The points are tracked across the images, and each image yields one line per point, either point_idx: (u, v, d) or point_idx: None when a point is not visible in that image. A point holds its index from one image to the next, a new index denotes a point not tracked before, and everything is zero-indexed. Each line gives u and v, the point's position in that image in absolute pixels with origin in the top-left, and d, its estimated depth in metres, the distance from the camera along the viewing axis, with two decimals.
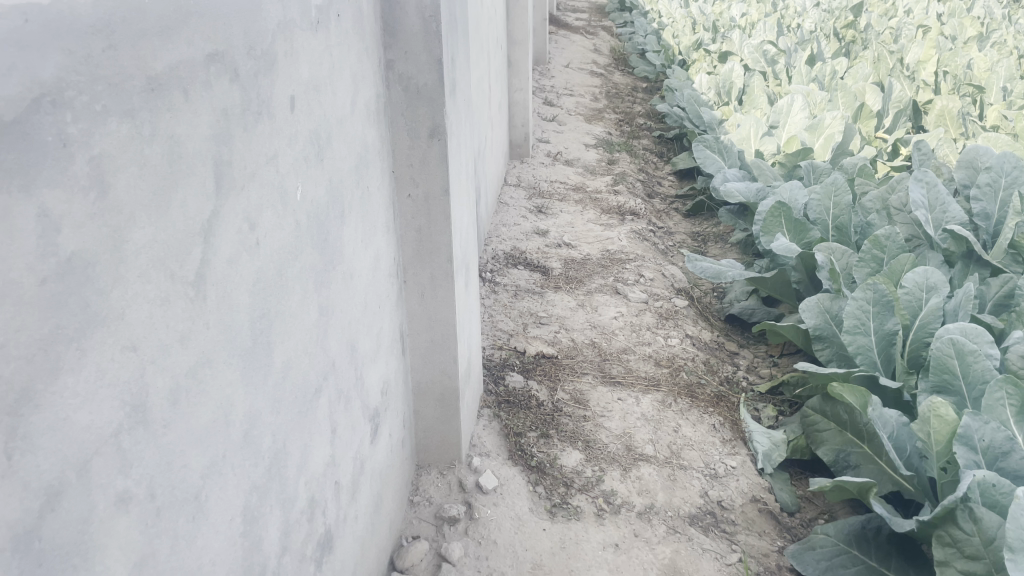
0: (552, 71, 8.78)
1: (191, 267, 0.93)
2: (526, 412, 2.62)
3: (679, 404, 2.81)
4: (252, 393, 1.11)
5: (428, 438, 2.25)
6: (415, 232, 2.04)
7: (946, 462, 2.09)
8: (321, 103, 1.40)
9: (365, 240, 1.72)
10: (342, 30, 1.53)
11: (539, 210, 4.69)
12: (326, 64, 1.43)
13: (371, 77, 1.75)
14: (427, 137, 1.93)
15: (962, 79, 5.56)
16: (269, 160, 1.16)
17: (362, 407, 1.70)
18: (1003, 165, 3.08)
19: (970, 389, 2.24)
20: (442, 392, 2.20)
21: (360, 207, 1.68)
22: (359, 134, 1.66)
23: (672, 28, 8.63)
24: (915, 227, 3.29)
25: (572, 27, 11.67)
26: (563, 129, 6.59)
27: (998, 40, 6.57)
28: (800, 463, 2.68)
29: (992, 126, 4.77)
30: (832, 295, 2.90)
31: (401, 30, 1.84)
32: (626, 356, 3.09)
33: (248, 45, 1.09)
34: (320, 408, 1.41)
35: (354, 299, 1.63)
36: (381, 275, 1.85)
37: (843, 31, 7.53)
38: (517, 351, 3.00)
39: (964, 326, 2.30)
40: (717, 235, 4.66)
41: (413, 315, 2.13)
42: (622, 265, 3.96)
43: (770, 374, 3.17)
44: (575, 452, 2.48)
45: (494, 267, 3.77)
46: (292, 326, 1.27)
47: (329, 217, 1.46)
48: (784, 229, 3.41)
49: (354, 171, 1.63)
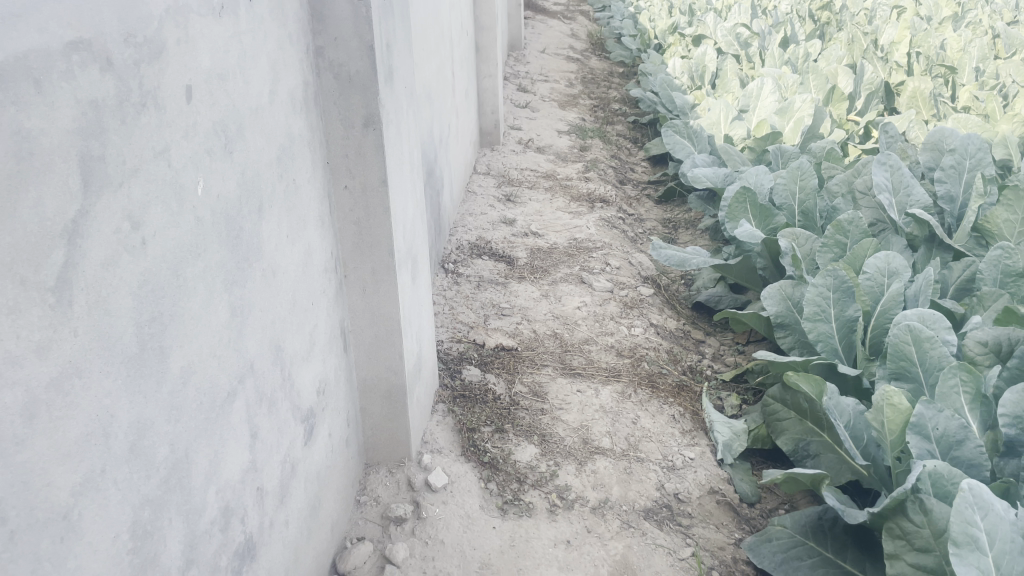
0: (527, 57, 8.68)
1: (51, 273, 0.87)
2: (482, 406, 2.57)
3: (639, 395, 2.76)
4: (140, 402, 1.05)
5: (376, 436, 2.20)
6: (353, 225, 1.97)
7: (901, 451, 2.06)
8: (228, 92, 1.33)
9: (292, 236, 1.66)
10: (257, 15, 1.46)
11: (507, 198, 4.63)
12: (235, 52, 1.36)
13: (297, 65, 1.68)
14: (362, 127, 1.86)
15: (935, 59, 5.52)
16: (157, 154, 1.09)
17: (292, 409, 1.64)
18: (968, 147, 3.04)
19: (927, 376, 2.20)
20: (388, 388, 2.14)
21: (286, 202, 1.62)
22: (281, 124, 1.59)
23: (648, 12, 8.56)
24: (880, 212, 3.25)
25: (549, 12, 11.56)
26: (536, 116, 6.51)
27: (973, 20, 6.54)
28: (762, 452, 2.64)
29: (964, 106, 4.73)
30: (794, 282, 2.86)
31: (330, 16, 1.77)
32: (587, 347, 3.04)
33: (127, 32, 1.01)
34: (235, 412, 1.36)
35: (278, 297, 1.57)
36: (314, 271, 1.79)
37: (818, 13, 7.48)
38: (476, 343, 2.94)
39: (921, 312, 2.26)
40: (688, 222, 4.62)
41: (354, 311, 2.07)
42: (588, 253, 3.90)
43: (735, 362, 3.13)
44: (531, 446, 2.43)
45: (458, 257, 3.70)
46: (194, 328, 1.20)
47: (242, 213, 1.39)
48: (748, 215, 3.39)
49: (276, 164, 1.56)
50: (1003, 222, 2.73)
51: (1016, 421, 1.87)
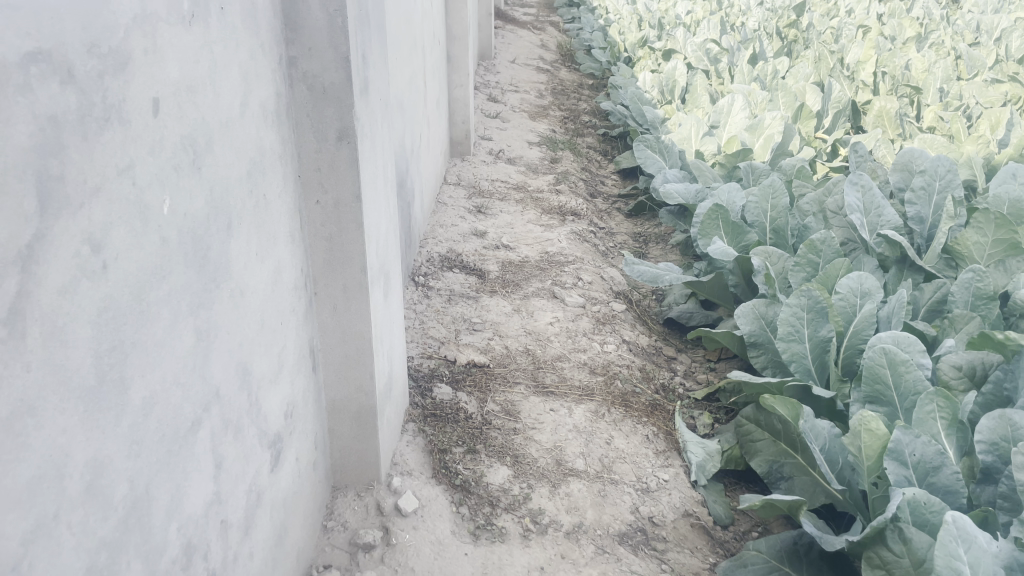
0: (498, 67, 8.66)
1: (3, 303, 0.80)
2: (453, 426, 2.51)
3: (613, 414, 2.72)
4: (97, 437, 0.97)
5: (344, 458, 2.13)
6: (325, 241, 1.91)
7: (877, 476, 2.04)
8: (197, 105, 1.26)
9: (262, 254, 1.59)
10: (229, 24, 1.40)
11: (478, 209, 4.58)
12: (205, 62, 1.29)
13: (269, 75, 1.62)
14: (335, 140, 1.81)
15: (900, 79, 5.61)
16: (121, 171, 1.02)
17: (258, 435, 1.57)
18: (938, 168, 3.06)
19: (902, 400, 2.20)
20: (358, 409, 2.07)
21: (255, 219, 1.55)
22: (252, 137, 1.52)
23: (618, 25, 8.61)
24: (851, 231, 3.26)
25: (519, 22, 11.57)
26: (507, 126, 6.48)
27: (936, 41, 6.67)
28: (735, 473, 2.62)
29: (929, 126, 4.80)
30: (768, 301, 2.85)
31: (303, 25, 1.71)
32: (560, 364, 2.99)
33: (90, 42, 0.95)
34: (199, 442, 1.28)
35: (246, 320, 1.50)
36: (283, 289, 1.72)
37: (786, 30, 7.59)
38: (447, 360, 2.87)
39: (896, 334, 2.26)
40: (658, 236, 4.62)
41: (324, 329, 2.00)
42: (560, 268, 3.87)
43: (707, 380, 3.12)
44: (503, 468, 2.37)
45: (427, 270, 3.64)
46: (157, 355, 1.14)
47: (210, 231, 1.32)
48: (720, 232, 3.39)
49: (247, 179, 1.49)
50: (973, 244, 2.75)
51: (992, 447, 1.87)
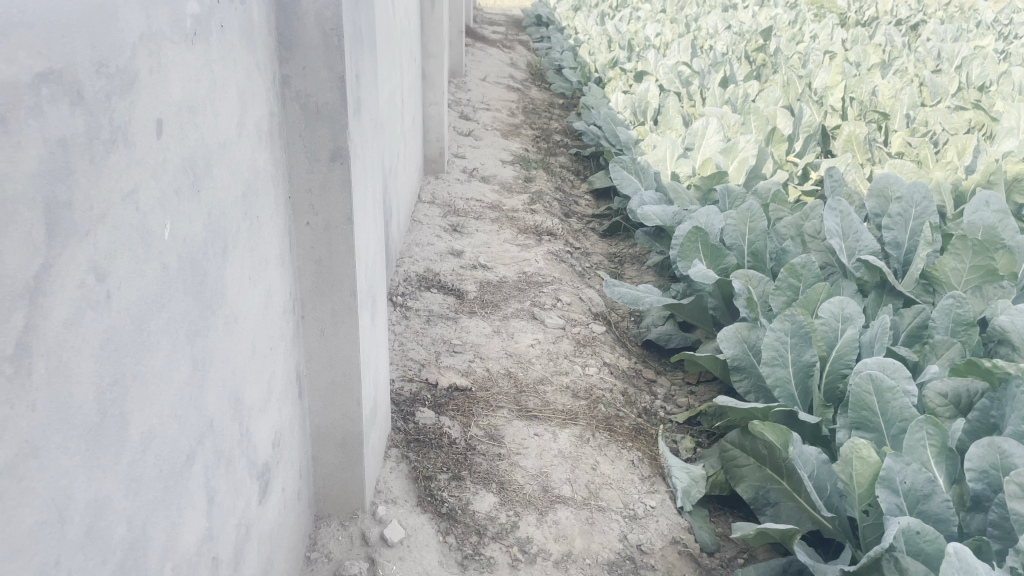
0: (469, 85, 8.66)
1: (8, 339, 0.75)
2: (437, 451, 2.46)
3: (597, 439, 2.70)
4: (98, 477, 0.92)
5: (327, 486, 2.07)
6: (314, 263, 1.86)
7: (867, 504, 2.05)
8: (197, 126, 1.22)
9: (254, 278, 1.54)
10: (228, 42, 1.36)
11: (453, 228, 4.55)
12: (206, 81, 1.25)
13: (264, 95, 1.57)
14: (328, 160, 1.76)
15: (867, 105, 5.72)
16: (126, 196, 0.98)
17: (249, 467, 1.51)
18: (914, 195, 3.10)
19: (889, 426, 2.21)
20: (343, 436, 2.02)
21: (249, 242, 1.50)
22: (247, 158, 1.47)
23: (588, 45, 8.69)
24: (829, 255, 3.29)
25: (488, 40, 11.61)
26: (480, 144, 6.47)
27: (900, 68, 6.82)
28: (719, 498, 2.61)
29: (898, 152, 4.90)
30: (750, 324, 2.85)
31: (298, 44, 1.67)
32: (542, 387, 2.96)
33: (99, 62, 0.91)
34: (194, 477, 1.23)
35: (239, 347, 1.45)
36: (273, 313, 1.67)
37: (754, 54, 7.72)
38: (428, 383, 2.82)
39: (882, 361, 2.27)
40: (633, 257, 4.63)
41: (311, 353, 1.94)
42: (538, 288, 3.85)
43: (687, 404, 3.11)
44: (489, 495, 2.33)
45: (405, 290, 3.59)
46: (157, 386, 1.08)
47: (207, 257, 1.27)
48: (700, 254, 3.39)
49: (242, 202, 1.45)
50: (950, 270, 2.79)
51: (982, 476, 1.88)
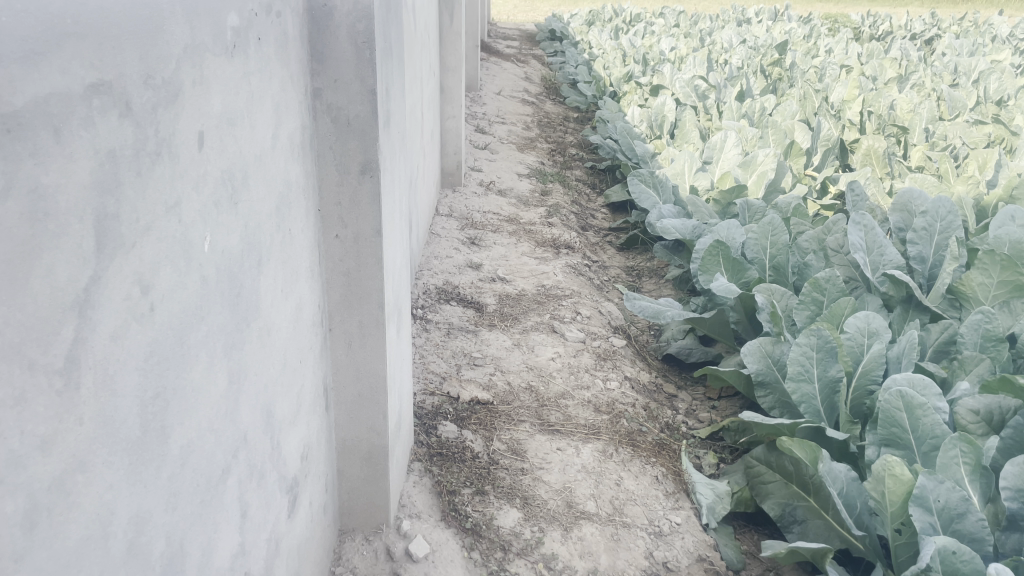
0: (483, 98, 8.68)
1: (60, 351, 0.75)
2: (460, 465, 2.44)
3: (620, 454, 2.67)
4: (140, 491, 0.91)
5: (353, 500, 2.06)
6: (342, 276, 1.85)
7: (901, 523, 2.02)
8: (236, 138, 1.22)
9: (285, 291, 1.53)
10: (264, 55, 1.36)
11: (471, 241, 4.54)
12: (244, 94, 1.25)
13: (297, 107, 1.57)
14: (358, 173, 1.76)
15: (886, 118, 5.70)
16: (169, 208, 0.98)
17: (279, 480, 1.50)
18: (939, 209, 3.07)
19: (919, 443, 2.18)
20: (369, 450, 2.00)
21: (281, 255, 1.49)
22: (281, 170, 1.47)
23: (603, 60, 8.71)
24: (853, 269, 3.26)
25: (503, 54, 11.66)
26: (496, 158, 6.48)
27: (917, 82, 6.79)
28: (745, 515, 2.58)
29: (917, 166, 4.87)
30: (774, 339, 2.82)
31: (330, 57, 1.67)
32: (564, 402, 2.94)
33: (146, 73, 0.91)
34: (228, 491, 1.21)
35: (272, 359, 1.44)
36: (303, 326, 1.66)
37: (769, 68, 7.72)
38: (450, 397, 2.81)
39: (911, 377, 2.24)
40: (651, 270, 4.61)
41: (337, 366, 1.93)
42: (557, 301, 3.83)
43: (709, 419, 3.09)
44: (513, 510, 2.31)
45: (425, 303, 3.58)
46: (194, 399, 1.07)
47: (243, 269, 1.27)
48: (721, 268, 3.38)
49: (275, 214, 1.44)
50: (978, 285, 2.76)
51: (1018, 495, 1.85)
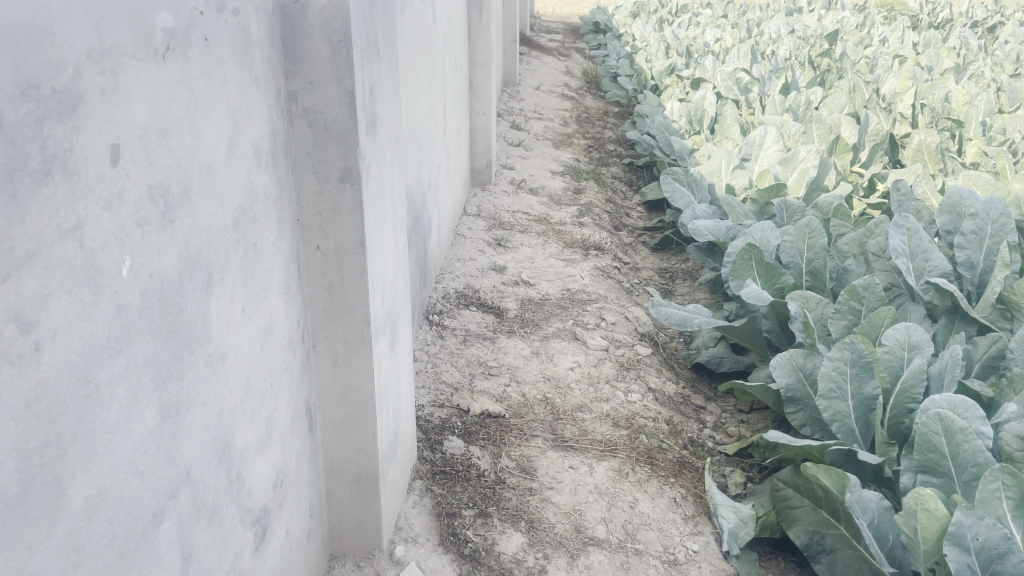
0: (522, 94, 8.53)
1: None
2: (464, 485, 2.32)
3: (637, 474, 2.52)
4: (23, 555, 0.83)
5: (343, 524, 1.95)
6: (325, 290, 1.74)
7: (935, 562, 1.84)
8: (170, 149, 1.11)
9: (249, 310, 1.42)
10: (215, 58, 1.25)
11: (498, 242, 4.42)
12: (183, 100, 1.14)
13: (263, 112, 1.46)
14: (338, 181, 1.65)
15: (940, 111, 5.39)
16: (65, 232, 0.87)
17: (239, 516, 1.39)
18: (990, 211, 2.84)
19: (959, 471, 1.99)
20: (359, 472, 1.89)
21: (242, 272, 1.38)
22: (241, 182, 1.37)
23: (645, 52, 8.48)
24: (894, 275, 3.04)
25: (545, 48, 11.48)
26: (529, 155, 6.34)
27: (975, 72, 6.43)
28: (771, 540, 2.41)
29: (973, 162, 4.58)
30: (806, 351, 2.64)
31: (304, 57, 1.56)
32: (581, 415, 2.80)
33: (26, 83, 0.80)
34: (164, 536, 1.11)
35: (230, 386, 1.34)
36: (275, 345, 1.55)
37: (818, 59, 7.42)
38: (459, 410, 2.69)
39: (952, 399, 2.05)
40: (685, 273, 4.42)
41: (323, 385, 1.83)
42: (582, 306, 3.69)
43: (738, 433, 2.91)
44: (517, 535, 2.18)
45: (443, 308, 3.47)
46: (111, 442, 0.97)
47: (184, 291, 1.16)
48: (754, 273, 3.19)
49: (233, 228, 1.33)
50: None
51: None
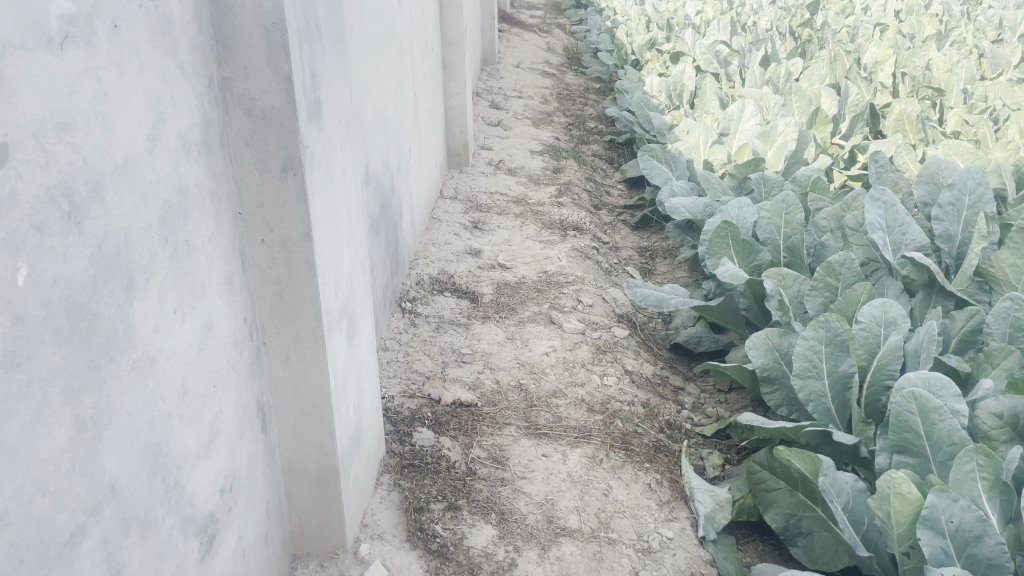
0: (501, 72, 8.40)
1: None
2: (434, 478, 2.27)
3: (611, 460, 2.47)
4: None
5: (304, 523, 1.90)
6: (272, 285, 1.67)
7: (909, 545, 1.80)
8: (75, 146, 1.03)
9: (183, 311, 1.35)
10: (132, 47, 1.17)
11: (474, 225, 4.34)
12: (90, 93, 1.06)
13: (192, 101, 1.38)
14: (280, 171, 1.57)
15: (921, 79, 5.32)
16: None
17: (180, 526, 1.34)
18: (967, 181, 2.79)
19: (935, 451, 1.95)
20: (318, 471, 1.84)
21: (173, 272, 1.31)
22: (168, 176, 1.29)
23: (625, 26, 8.35)
24: (872, 249, 2.98)
25: (525, 24, 11.30)
26: (508, 134, 6.25)
27: (957, 39, 6.34)
28: (748, 523, 2.36)
29: (954, 131, 4.52)
30: (782, 330, 2.59)
31: (237, 40, 1.48)
32: (556, 401, 2.74)
33: None
34: (85, 556, 1.06)
35: (162, 393, 1.27)
36: (216, 345, 1.49)
37: (799, 29, 7.33)
38: (430, 400, 2.64)
39: (926, 376, 2.00)
40: (666, 251, 4.36)
41: (276, 383, 1.76)
42: (559, 289, 3.63)
43: (716, 414, 2.87)
44: (487, 528, 2.13)
45: (416, 294, 3.41)
46: (12, 463, 0.93)
47: (98, 294, 1.09)
48: (730, 251, 3.13)
49: (160, 226, 1.26)
50: (1009, 266, 2.51)
51: None
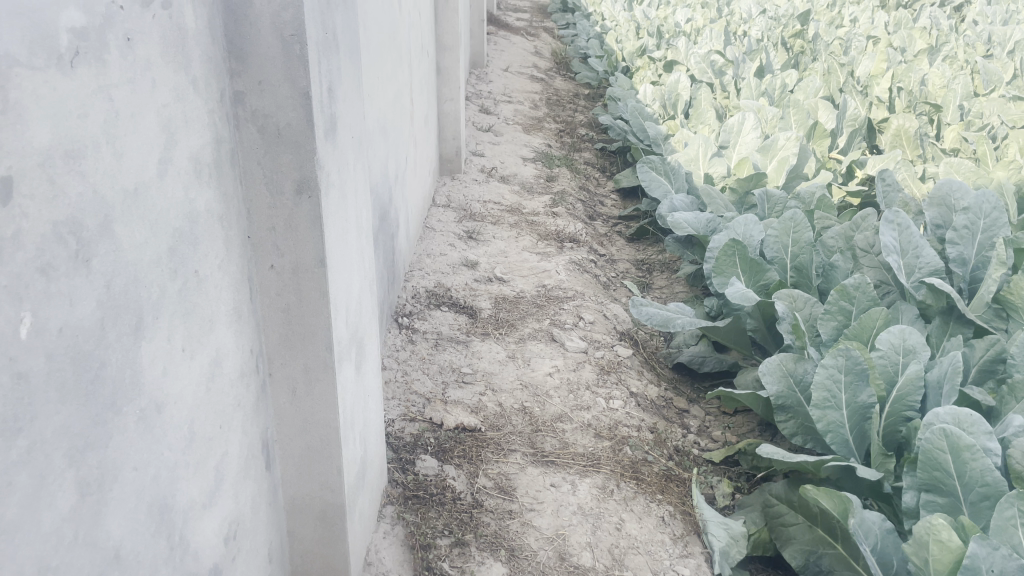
0: (490, 75, 8.28)
1: None
2: (438, 511, 2.16)
3: (622, 491, 2.38)
4: None
5: (307, 562, 1.78)
6: (281, 313, 1.56)
7: None
8: (85, 176, 0.91)
9: (192, 348, 1.24)
10: (146, 61, 1.06)
11: (469, 235, 4.24)
12: (100, 115, 0.94)
13: (205, 119, 1.27)
14: (293, 193, 1.46)
15: (917, 95, 5.29)
16: None
17: None
18: (982, 205, 2.73)
19: (967, 491, 1.88)
20: (323, 509, 1.72)
21: (182, 306, 1.20)
22: (180, 201, 1.18)
23: (615, 32, 8.27)
24: (884, 271, 2.92)
25: (511, 28, 11.20)
26: (499, 140, 6.15)
27: (949, 53, 6.33)
28: (762, 557, 2.28)
29: (952, 147, 4.48)
30: (796, 356, 2.51)
31: (252, 52, 1.36)
32: (561, 426, 2.65)
33: None
34: None
35: (169, 441, 1.16)
36: (224, 382, 1.37)
37: (791, 40, 7.29)
38: (432, 424, 2.53)
39: (956, 413, 1.93)
40: (663, 264, 4.28)
41: (282, 416, 1.65)
42: (559, 304, 3.53)
43: (723, 439, 2.78)
44: (497, 565, 2.03)
45: (413, 309, 3.29)
46: (9, 542, 0.81)
47: (105, 340, 0.97)
48: (738, 270, 3.05)
49: (169, 257, 1.15)
50: None
51: None
